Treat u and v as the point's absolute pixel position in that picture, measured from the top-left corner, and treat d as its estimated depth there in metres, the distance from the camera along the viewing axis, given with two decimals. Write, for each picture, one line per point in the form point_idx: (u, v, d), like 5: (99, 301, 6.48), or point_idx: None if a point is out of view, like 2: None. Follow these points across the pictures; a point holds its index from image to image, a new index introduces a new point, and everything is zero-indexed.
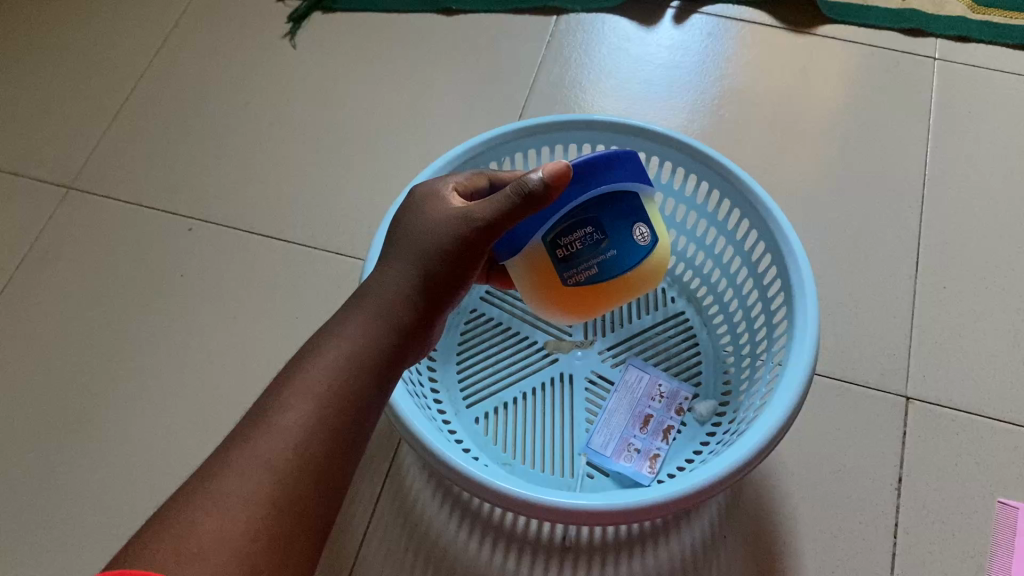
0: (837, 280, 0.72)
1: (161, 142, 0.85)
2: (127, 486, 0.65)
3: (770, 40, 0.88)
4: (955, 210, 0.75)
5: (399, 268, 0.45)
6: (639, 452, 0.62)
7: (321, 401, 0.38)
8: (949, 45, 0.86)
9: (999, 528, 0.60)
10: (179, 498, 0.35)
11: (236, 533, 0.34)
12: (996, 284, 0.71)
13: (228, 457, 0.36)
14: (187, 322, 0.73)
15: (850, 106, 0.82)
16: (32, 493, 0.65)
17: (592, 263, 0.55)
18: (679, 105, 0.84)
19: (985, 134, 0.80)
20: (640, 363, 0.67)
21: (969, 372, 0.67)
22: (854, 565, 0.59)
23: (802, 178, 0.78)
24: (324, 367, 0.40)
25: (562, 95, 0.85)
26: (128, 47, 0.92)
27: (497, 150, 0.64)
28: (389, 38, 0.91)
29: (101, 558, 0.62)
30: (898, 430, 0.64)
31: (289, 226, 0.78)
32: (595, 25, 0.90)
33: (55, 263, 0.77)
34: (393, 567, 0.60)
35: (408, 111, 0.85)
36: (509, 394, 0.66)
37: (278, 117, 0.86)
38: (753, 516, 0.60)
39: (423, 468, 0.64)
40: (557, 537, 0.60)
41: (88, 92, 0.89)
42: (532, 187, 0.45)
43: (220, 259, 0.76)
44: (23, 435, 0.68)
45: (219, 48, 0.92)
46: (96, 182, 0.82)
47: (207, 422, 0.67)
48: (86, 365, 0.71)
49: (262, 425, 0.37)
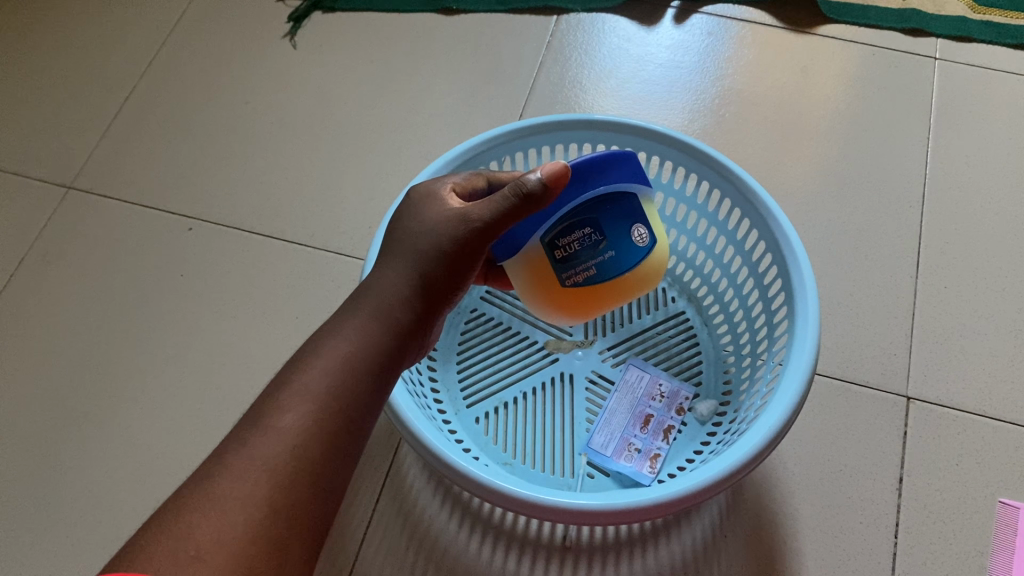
0: (837, 281, 0.72)
1: (161, 142, 0.85)
2: (127, 486, 0.65)
3: (770, 40, 0.88)
4: (955, 210, 0.75)
5: (397, 269, 0.45)
6: (640, 452, 0.62)
7: (319, 403, 0.38)
8: (950, 45, 0.86)
9: (1000, 528, 0.60)
10: (177, 501, 0.35)
11: (234, 535, 0.33)
12: (997, 284, 0.71)
13: (226, 459, 0.36)
14: (187, 321, 0.73)
15: (849, 106, 0.82)
16: (31, 493, 0.65)
17: (590, 263, 0.55)
18: (679, 104, 0.84)
19: (985, 134, 0.80)
20: (640, 363, 0.67)
21: (970, 372, 0.67)
22: (855, 565, 0.59)
23: (802, 178, 0.78)
24: (323, 368, 0.39)
25: (561, 95, 0.85)
26: (128, 47, 0.92)
27: (497, 150, 0.64)
28: (389, 38, 0.91)
29: (101, 558, 0.62)
30: (899, 430, 0.64)
31: (289, 226, 0.78)
32: (595, 25, 0.90)
33: (55, 263, 0.77)
34: (393, 567, 0.60)
35: (407, 111, 0.85)
36: (510, 394, 0.66)
37: (278, 117, 0.86)
38: (753, 516, 0.60)
39: (423, 468, 0.64)
40: (558, 537, 0.60)
41: (88, 91, 0.89)
42: (531, 187, 0.45)
43: (220, 258, 0.76)
44: (22, 435, 0.68)
45: (220, 47, 0.92)
46: (96, 181, 0.82)
47: (207, 421, 0.67)
48: (87, 364, 0.71)
49: (260, 427, 0.37)
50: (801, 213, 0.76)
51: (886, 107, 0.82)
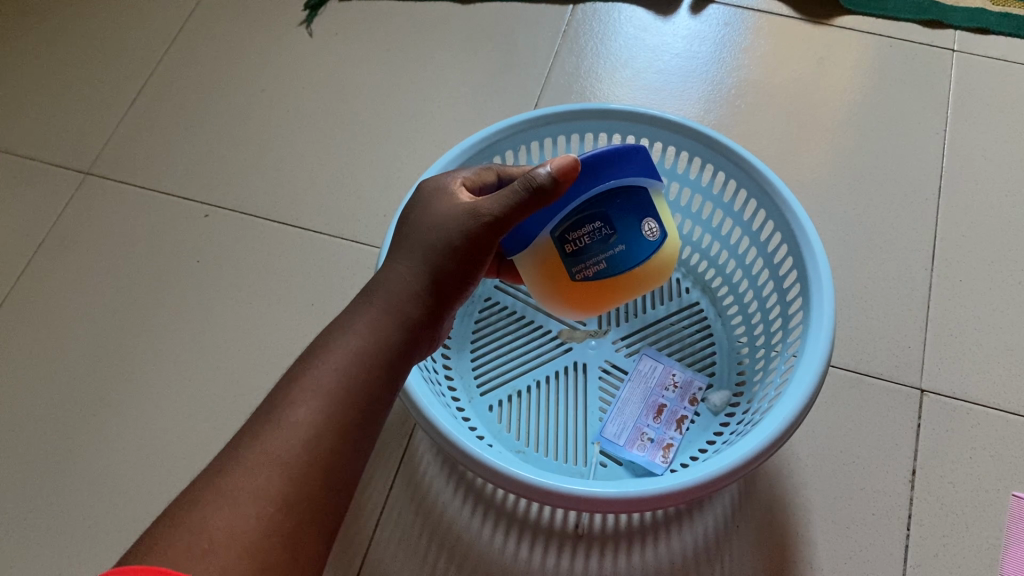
0: (852, 272, 0.72)
1: (177, 128, 0.86)
2: (143, 469, 0.66)
3: (787, 31, 0.87)
4: (971, 203, 0.75)
5: (407, 267, 0.46)
6: (652, 442, 0.63)
7: (330, 398, 0.39)
8: (969, 37, 0.85)
9: (1012, 521, 0.60)
10: (190, 495, 0.35)
11: (247, 530, 0.34)
12: (1013, 278, 0.70)
13: (239, 454, 0.36)
14: (205, 308, 0.73)
15: (866, 98, 0.82)
16: (48, 475, 0.66)
17: (600, 258, 0.55)
18: (693, 95, 0.83)
19: (1002, 127, 0.79)
20: (654, 353, 0.67)
21: (986, 365, 0.66)
22: (867, 556, 0.59)
23: (817, 169, 0.77)
24: (335, 364, 0.40)
25: (577, 85, 0.85)
26: (146, 33, 0.93)
27: (512, 139, 0.64)
28: (404, 27, 0.91)
29: (118, 540, 0.63)
30: (912, 421, 0.64)
31: (305, 213, 0.78)
32: (611, 15, 0.89)
33: (74, 249, 0.78)
34: (407, 552, 0.60)
35: (423, 100, 0.85)
36: (523, 383, 0.66)
37: (294, 105, 0.86)
38: (766, 506, 0.61)
39: (437, 455, 0.64)
40: (571, 525, 0.60)
41: (106, 78, 0.89)
42: (540, 181, 0.45)
43: (236, 245, 0.77)
44: (40, 418, 0.69)
45: (236, 36, 0.92)
46: (113, 168, 0.83)
47: (223, 405, 0.68)
48: (105, 349, 0.72)
49: (272, 421, 0.37)
50: (815, 204, 0.76)
51: (900, 98, 0.81)
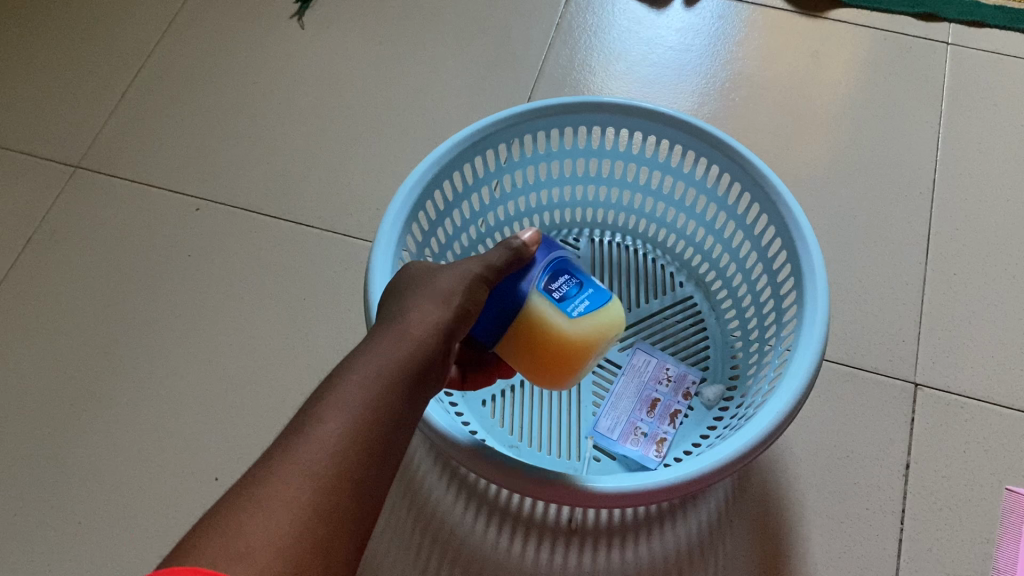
0: (847, 266, 0.72)
1: (168, 120, 0.85)
2: (133, 464, 0.65)
3: (781, 24, 0.87)
4: (967, 197, 0.75)
5: (429, 297, 0.46)
6: (646, 436, 0.62)
7: (358, 414, 0.37)
8: (963, 29, 0.85)
9: (1006, 515, 0.60)
10: (220, 510, 0.33)
11: (280, 540, 0.32)
12: (1007, 272, 0.70)
13: (268, 467, 0.35)
14: (196, 302, 0.73)
15: (860, 91, 0.82)
16: (37, 471, 0.65)
17: (582, 296, 0.51)
18: (687, 88, 0.83)
19: (997, 121, 0.79)
20: (648, 347, 0.67)
21: (980, 359, 0.66)
22: (860, 550, 0.59)
23: (813, 163, 0.77)
24: (360, 385, 0.39)
25: (571, 78, 0.84)
26: (136, 25, 0.92)
27: (507, 132, 0.63)
28: (398, 19, 0.90)
29: (107, 536, 0.62)
30: (907, 415, 0.64)
31: (297, 207, 0.78)
32: (605, 8, 0.89)
33: (64, 243, 0.77)
34: (399, 546, 0.60)
35: (417, 93, 0.85)
36: (516, 376, 0.66)
37: (285, 98, 0.86)
38: (760, 501, 0.60)
39: (430, 450, 0.64)
40: (564, 520, 0.60)
41: (96, 71, 0.89)
42: (518, 244, 0.50)
43: (227, 239, 0.76)
44: (29, 413, 0.68)
45: (226, 27, 0.91)
46: (103, 162, 0.82)
47: (213, 400, 0.68)
48: (96, 345, 0.71)
49: (300, 435, 0.36)
50: (811, 199, 0.75)
51: (896, 91, 0.81)
